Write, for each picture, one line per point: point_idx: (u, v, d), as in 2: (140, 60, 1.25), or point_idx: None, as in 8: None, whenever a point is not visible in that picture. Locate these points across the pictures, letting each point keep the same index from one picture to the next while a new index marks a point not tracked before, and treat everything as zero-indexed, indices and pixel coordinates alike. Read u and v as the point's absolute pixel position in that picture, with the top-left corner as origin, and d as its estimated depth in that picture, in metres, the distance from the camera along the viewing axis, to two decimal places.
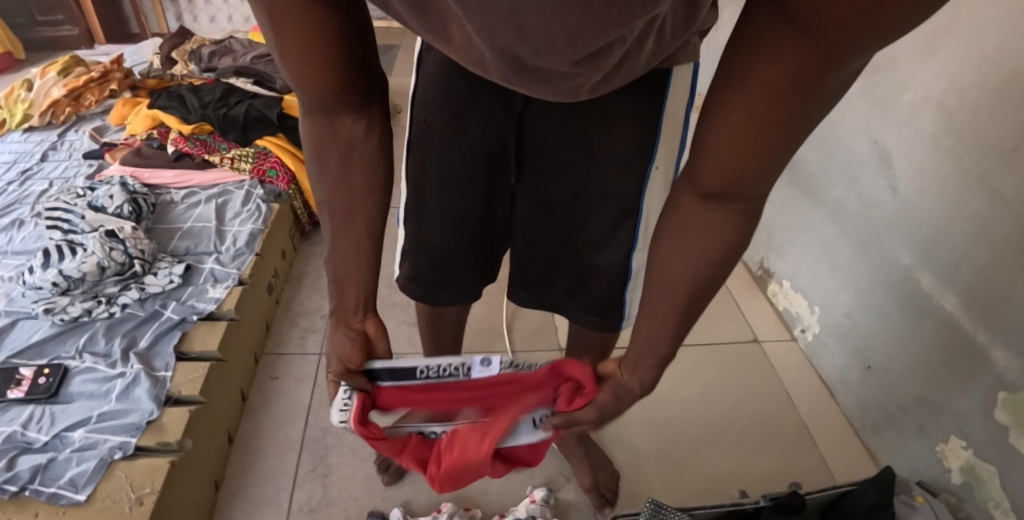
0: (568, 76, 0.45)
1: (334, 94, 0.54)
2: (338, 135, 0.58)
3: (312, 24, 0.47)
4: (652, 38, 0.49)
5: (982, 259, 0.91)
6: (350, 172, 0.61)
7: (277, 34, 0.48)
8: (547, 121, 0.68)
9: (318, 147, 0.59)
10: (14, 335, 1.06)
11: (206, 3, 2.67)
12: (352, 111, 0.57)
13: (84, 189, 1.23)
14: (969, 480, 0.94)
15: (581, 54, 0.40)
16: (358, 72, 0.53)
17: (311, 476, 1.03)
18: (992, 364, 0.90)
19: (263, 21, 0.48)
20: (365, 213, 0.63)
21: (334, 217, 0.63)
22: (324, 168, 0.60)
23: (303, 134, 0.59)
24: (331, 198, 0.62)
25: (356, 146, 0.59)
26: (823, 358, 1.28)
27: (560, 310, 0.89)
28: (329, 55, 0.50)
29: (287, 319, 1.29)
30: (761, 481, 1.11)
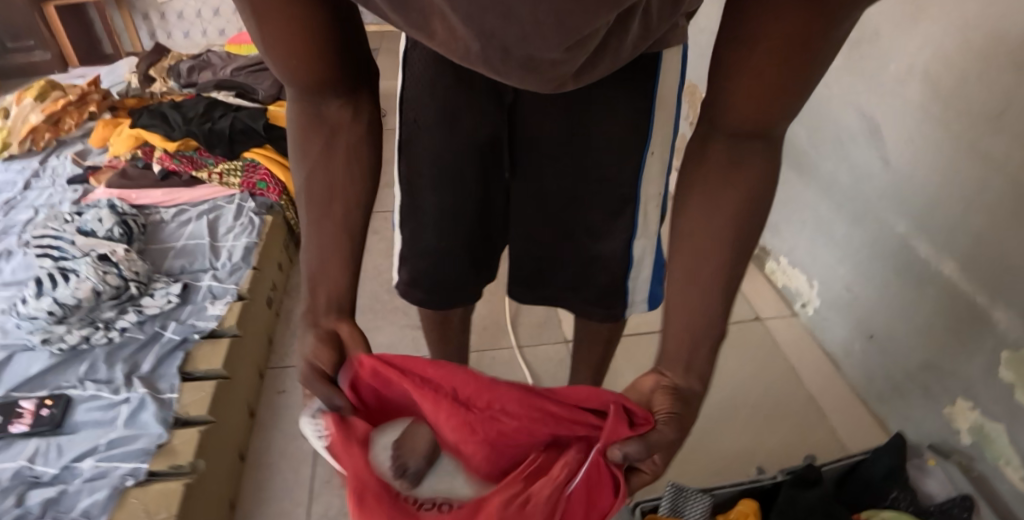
0: (555, 65, 0.43)
1: (319, 80, 0.51)
2: (327, 121, 0.55)
3: (297, 12, 0.44)
4: (636, 24, 0.48)
5: (977, 222, 0.92)
6: (333, 158, 0.56)
7: (261, 26, 0.45)
8: (540, 109, 0.67)
9: (305, 134, 0.55)
10: (12, 369, 1.03)
11: (180, 19, 2.64)
12: (340, 97, 0.54)
13: (71, 215, 1.21)
14: (978, 440, 0.96)
15: (573, 41, 0.38)
16: (345, 56, 0.51)
17: (327, 487, 1.02)
18: (994, 324, 0.91)
19: (245, 13, 0.45)
20: (345, 196, 0.57)
21: (313, 207, 0.56)
22: (306, 155, 0.56)
23: (289, 124, 0.56)
24: (312, 186, 0.56)
25: (343, 131, 0.55)
26: (825, 330, 1.29)
27: (563, 304, 0.89)
28: (316, 41, 0.47)
29: (288, 332, 1.28)
30: (775, 457, 1.12)
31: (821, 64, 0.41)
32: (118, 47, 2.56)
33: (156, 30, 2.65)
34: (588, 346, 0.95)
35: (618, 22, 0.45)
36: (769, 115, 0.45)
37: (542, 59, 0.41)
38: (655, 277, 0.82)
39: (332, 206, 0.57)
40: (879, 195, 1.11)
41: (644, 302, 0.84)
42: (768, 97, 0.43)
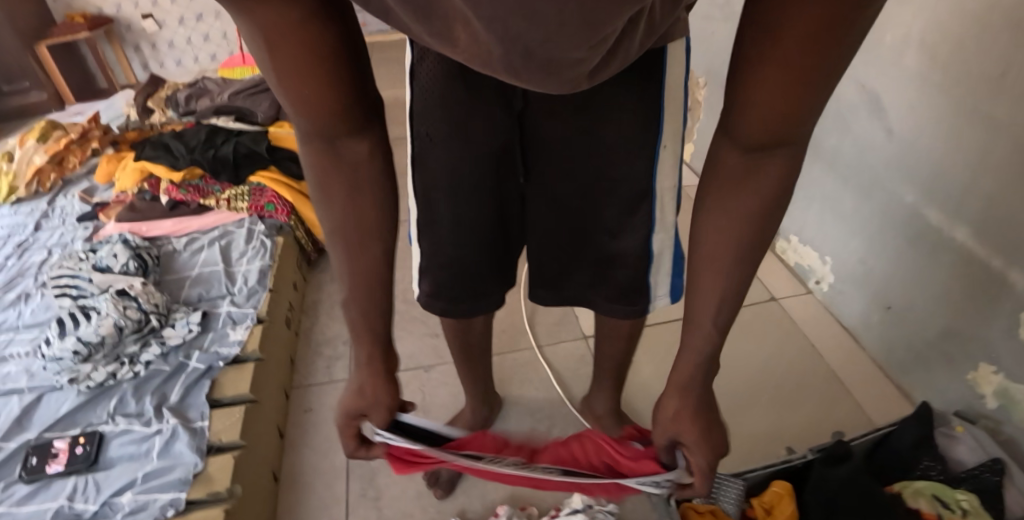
0: (574, 66, 0.43)
1: (337, 117, 0.52)
2: (345, 159, 0.56)
3: (308, 40, 0.45)
4: (644, 24, 0.49)
5: (986, 185, 0.93)
6: (359, 197, 0.59)
7: (274, 58, 0.46)
8: (549, 112, 0.69)
9: (325, 173, 0.57)
10: (42, 410, 1.04)
11: (170, 47, 2.64)
12: (355, 133, 0.55)
13: (86, 253, 1.22)
14: (1004, 403, 0.96)
15: (596, 37, 0.39)
16: (355, 93, 0.51)
17: (363, 501, 1.03)
18: (1012, 286, 0.92)
19: (258, 46, 0.45)
20: (377, 234, 0.61)
21: (351, 249, 0.61)
22: (329, 192, 0.58)
23: (305, 164, 0.57)
24: (340, 227, 0.59)
25: (363, 167, 0.57)
26: (842, 305, 1.30)
27: (586, 303, 0.89)
28: (329, 76, 0.48)
29: (309, 350, 1.29)
30: (803, 435, 1.12)
31: (838, 51, 0.41)
32: (112, 81, 2.57)
33: (148, 61, 2.65)
34: (611, 342, 0.96)
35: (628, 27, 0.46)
36: (788, 107, 0.45)
37: (561, 61, 0.41)
38: (675, 270, 0.83)
39: (361, 245, 0.61)
40: (884, 166, 1.11)
41: (667, 295, 0.85)
42: (785, 87, 0.44)
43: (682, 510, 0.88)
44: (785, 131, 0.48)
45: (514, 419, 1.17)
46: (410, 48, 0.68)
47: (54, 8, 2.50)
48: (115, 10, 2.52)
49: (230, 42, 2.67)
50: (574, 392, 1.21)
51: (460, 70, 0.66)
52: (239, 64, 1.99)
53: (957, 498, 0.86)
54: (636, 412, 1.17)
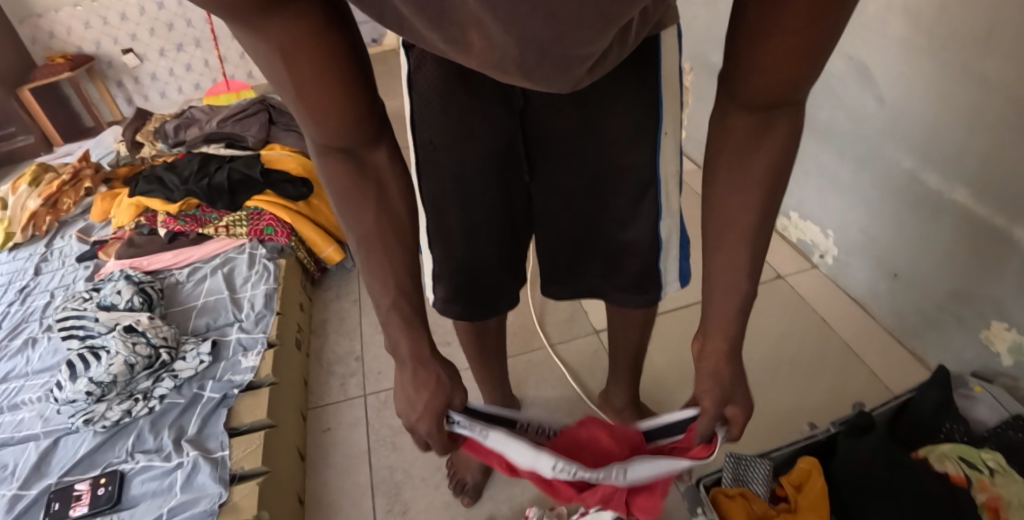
0: (580, 63, 0.47)
1: (354, 128, 0.54)
2: (365, 167, 0.58)
3: (321, 49, 0.48)
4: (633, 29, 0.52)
5: (982, 145, 0.93)
6: (387, 200, 0.61)
7: (292, 72, 0.48)
8: (550, 105, 0.69)
9: (346, 184, 0.58)
10: (59, 454, 1.03)
11: (153, 79, 2.63)
12: (370, 143, 0.57)
13: (89, 292, 1.21)
14: (1019, 359, 0.96)
15: (604, 33, 0.42)
16: (371, 97, 0.55)
17: (391, 516, 1.03)
18: (1017, 243, 0.92)
19: (275, 65, 0.48)
20: (395, 237, 0.62)
21: (381, 250, 0.62)
22: (348, 202, 0.59)
23: (325, 181, 0.59)
24: (372, 238, 0.61)
25: (384, 171, 0.60)
26: (848, 276, 1.30)
27: (600, 295, 0.90)
28: (343, 85, 0.51)
29: (322, 370, 1.29)
30: (822, 408, 1.13)
31: None
32: (97, 119, 2.56)
33: (132, 95, 2.64)
34: (625, 334, 0.96)
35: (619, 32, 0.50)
36: (790, 75, 0.48)
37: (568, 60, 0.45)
38: (683, 254, 0.82)
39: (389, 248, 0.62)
40: (877, 135, 1.12)
41: (677, 280, 0.84)
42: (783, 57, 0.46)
43: (713, 496, 0.87)
44: (779, 98, 0.50)
45: None
46: (404, 55, 0.67)
47: (33, 51, 2.48)
48: (94, 47, 2.50)
49: (212, 69, 2.66)
50: (590, 387, 1.21)
51: (458, 74, 0.66)
52: (224, 91, 1.98)
53: (983, 459, 0.86)
54: (655, 401, 1.17)
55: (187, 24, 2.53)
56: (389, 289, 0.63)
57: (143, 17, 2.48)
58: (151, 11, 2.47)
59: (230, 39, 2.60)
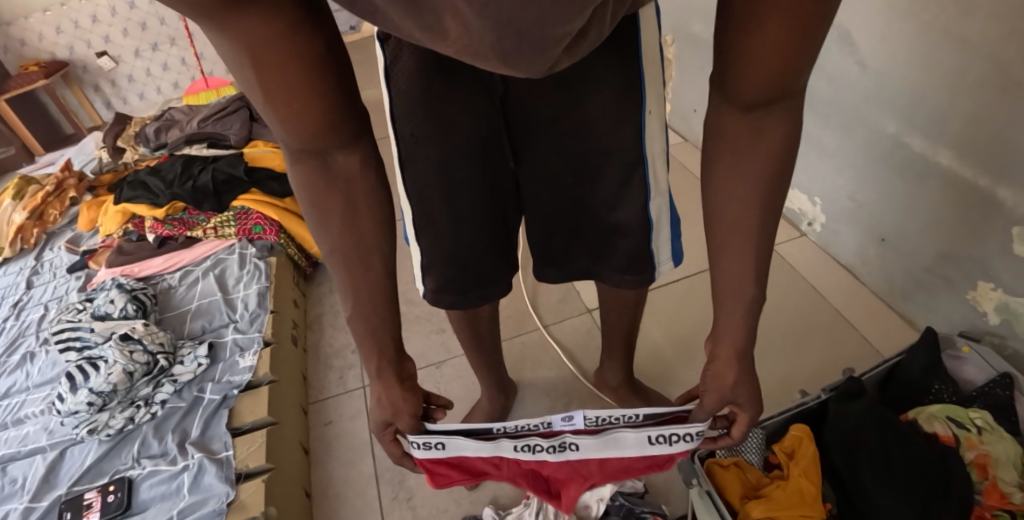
0: (560, 44, 0.50)
1: (325, 131, 0.55)
2: (338, 176, 0.60)
3: (294, 51, 0.48)
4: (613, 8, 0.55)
5: (966, 107, 0.93)
6: (358, 213, 0.62)
7: (259, 72, 0.49)
8: (527, 90, 0.69)
9: (319, 191, 0.60)
10: (67, 464, 1.05)
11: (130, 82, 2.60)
12: (343, 147, 0.58)
13: (83, 302, 1.22)
14: (1006, 317, 0.97)
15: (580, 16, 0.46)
16: (344, 100, 0.55)
17: (396, 503, 1.06)
18: (1002, 204, 0.93)
19: (244, 62, 0.48)
20: (377, 251, 0.64)
21: (352, 267, 0.64)
22: (319, 207, 0.61)
23: (296, 183, 0.60)
24: (338, 249, 0.63)
25: (356, 181, 0.61)
26: (837, 243, 1.31)
27: (594, 276, 0.87)
28: (314, 86, 0.51)
29: (320, 364, 1.30)
30: (813, 375, 1.14)
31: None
32: (77, 125, 2.54)
33: (111, 99, 2.60)
34: (616, 315, 0.97)
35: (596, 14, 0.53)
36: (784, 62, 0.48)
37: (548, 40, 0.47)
38: (675, 233, 0.81)
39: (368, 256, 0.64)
40: (864, 99, 1.12)
41: (670, 259, 0.82)
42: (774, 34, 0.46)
43: (709, 466, 0.90)
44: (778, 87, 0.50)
45: (531, 402, 1.19)
46: (381, 49, 0.68)
47: (6, 60, 2.44)
48: (68, 53, 2.46)
49: (190, 67, 2.62)
50: (585, 367, 1.23)
51: (435, 62, 0.67)
52: (202, 88, 1.95)
53: (971, 417, 0.88)
54: (651, 378, 1.18)
55: (161, 22, 2.48)
56: (369, 296, 0.65)
57: (116, 18, 2.43)
58: (123, 11, 2.42)
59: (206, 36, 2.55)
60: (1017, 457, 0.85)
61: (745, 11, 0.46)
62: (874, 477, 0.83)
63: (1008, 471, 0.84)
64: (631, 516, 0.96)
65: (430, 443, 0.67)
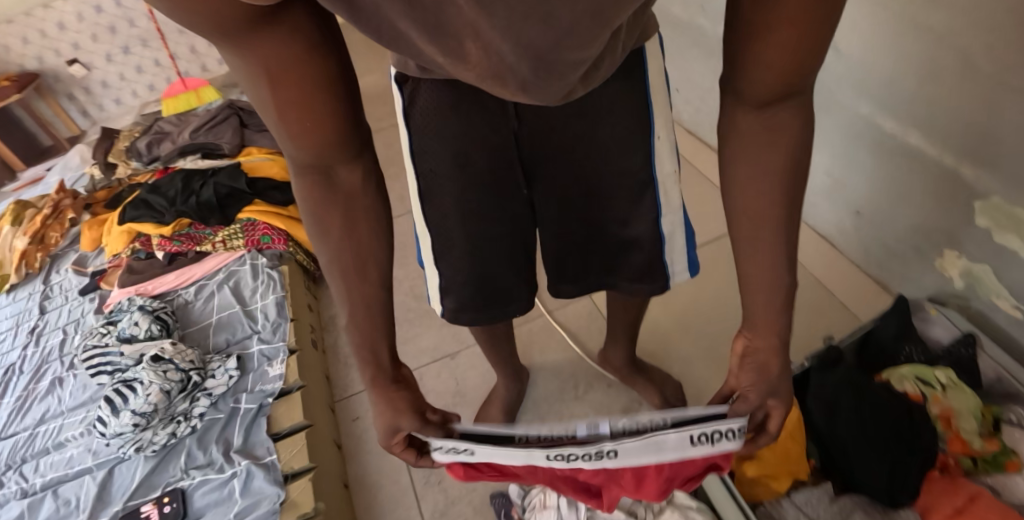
0: (573, 71, 0.56)
1: (332, 146, 0.55)
2: (338, 189, 0.60)
3: (309, 71, 0.48)
4: (622, 39, 0.62)
5: (930, 92, 1.01)
6: (356, 227, 0.62)
7: (275, 90, 0.48)
8: (539, 117, 0.72)
9: (318, 204, 0.60)
10: (118, 481, 1.11)
11: (104, 88, 2.55)
12: (347, 161, 0.58)
13: (106, 325, 1.26)
14: (970, 282, 1.09)
15: (596, 39, 0.51)
16: (352, 116, 0.55)
17: (429, 487, 1.14)
18: (965, 180, 1.02)
19: (259, 80, 0.48)
20: (375, 261, 0.64)
21: (347, 277, 0.63)
22: (315, 218, 0.60)
23: (298, 195, 0.59)
24: (335, 261, 0.63)
25: (357, 195, 0.61)
26: (816, 215, 1.41)
27: (611, 287, 0.95)
28: (327, 103, 0.51)
29: (341, 365, 1.37)
30: (800, 342, 1.26)
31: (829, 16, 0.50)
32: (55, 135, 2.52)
33: (87, 107, 2.57)
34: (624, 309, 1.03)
35: (608, 45, 0.60)
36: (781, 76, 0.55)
37: (560, 70, 0.54)
38: (689, 244, 0.87)
39: (383, 285, 0.65)
40: (838, 82, 1.19)
41: (685, 268, 0.89)
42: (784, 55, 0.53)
43: None
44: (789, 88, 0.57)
45: (543, 383, 1.28)
46: (397, 91, 0.71)
47: None
48: (38, 63, 2.41)
49: (164, 68, 2.59)
50: (590, 347, 1.32)
51: (452, 104, 0.70)
52: (181, 91, 1.92)
53: (936, 376, 0.99)
54: (652, 355, 1.28)
55: (130, 24, 2.44)
56: (370, 309, 0.65)
57: (83, 23, 2.37)
58: (90, 16, 2.36)
59: (178, 34, 2.53)
60: (977, 407, 0.96)
61: (752, 42, 0.54)
62: (852, 434, 0.93)
63: (968, 421, 0.95)
64: None
65: (457, 448, 0.63)
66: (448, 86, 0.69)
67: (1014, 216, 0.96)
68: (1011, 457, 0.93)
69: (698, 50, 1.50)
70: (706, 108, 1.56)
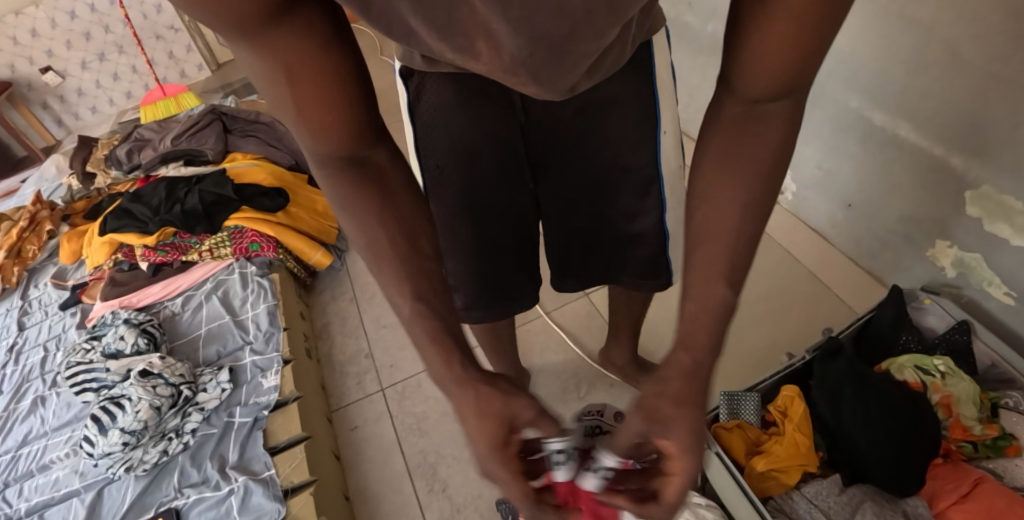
0: (582, 64, 0.54)
1: (358, 135, 0.52)
2: (373, 174, 0.56)
3: (328, 68, 0.46)
4: (632, 29, 0.61)
5: (920, 83, 1.03)
6: (398, 206, 0.58)
7: (294, 87, 0.46)
8: (547, 113, 0.71)
9: (351, 196, 0.55)
10: (108, 503, 1.07)
11: (78, 95, 2.48)
12: (367, 150, 0.54)
13: (90, 341, 1.22)
14: (962, 271, 1.11)
15: (608, 30, 0.49)
16: (370, 107, 0.52)
17: (433, 495, 1.11)
18: (956, 170, 1.04)
19: (277, 79, 0.46)
20: (423, 230, 0.60)
21: (401, 252, 0.58)
22: (354, 211, 0.56)
23: (324, 187, 0.56)
24: (380, 240, 0.57)
25: (391, 173, 0.57)
26: (808, 210, 1.42)
27: (614, 280, 0.94)
28: (346, 97, 0.49)
29: (336, 373, 1.34)
30: (799, 335, 1.27)
31: None
32: (30, 146, 2.38)
33: (62, 116, 2.49)
34: (627, 307, 1.02)
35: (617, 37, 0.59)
36: None
37: (572, 62, 0.52)
38: None
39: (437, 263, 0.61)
40: (827, 76, 1.21)
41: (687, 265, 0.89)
42: None
43: (715, 431, 0.99)
44: None
45: (544, 385, 1.27)
46: (402, 86, 0.69)
47: None
48: (9, 71, 2.33)
49: (142, 74, 2.54)
50: (590, 347, 1.31)
51: (458, 98, 0.69)
52: (160, 97, 1.88)
53: (935, 364, 1.00)
54: (652, 353, 1.28)
55: (106, 30, 2.39)
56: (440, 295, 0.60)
57: (56, 30, 2.31)
58: (63, 22, 2.31)
59: (155, 40, 2.50)
60: (975, 394, 0.97)
61: None
62: (858, 423, 0.93)
63: (968, 407, 0.97)
64: None
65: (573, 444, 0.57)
66: (455, 81, 0.68)
67: (1005, 204, 0.98)
68: (1010, 442, 0.95)
69: (687, 48, 1.51)
70: (695, 105, 1.58)
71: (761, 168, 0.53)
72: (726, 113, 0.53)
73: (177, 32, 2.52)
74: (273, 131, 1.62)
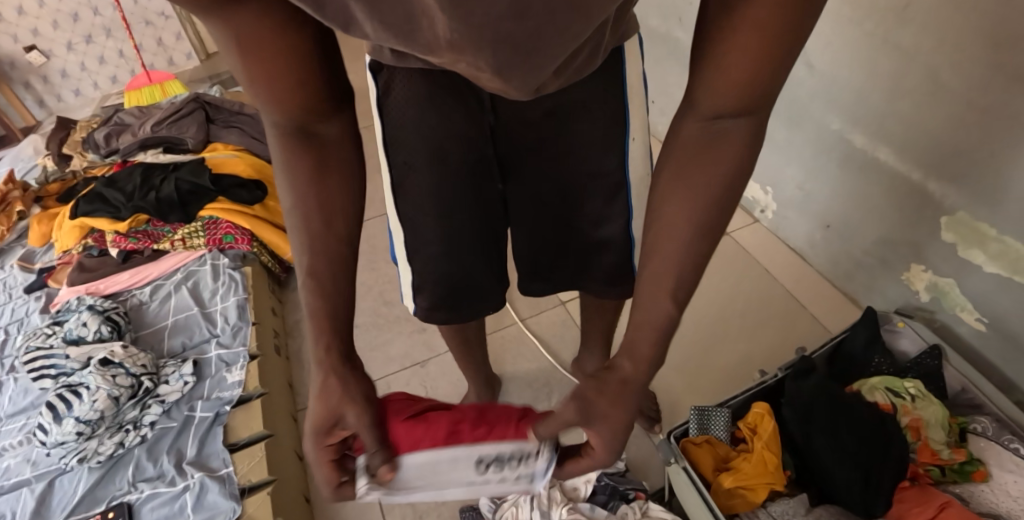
0: (548, 69, 0.52)
1: (310, 106, 0.52)
2: (320, 145, 0.55)
3: (290, 44, 0.45)
4: (605, 33, 0.60)
5: (901, 109, 1.03)
6: (324, 184, 0.56)
7: (243, 55, 0.45)
8: (518, 115, 0.70)
9: (289, 161, 0.54)
10: (58, 495, 1.03)
11: (63, 78, 2.46)
12: (323, 117, 0.54)
13: (52, 326, 1.20)
14: (935, 295, 1.11)
15: (572, 34, 0.47)
16: (325, 85, 0.51)
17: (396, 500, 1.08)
18: (933, 196, 1.04)
19: (229, 46, 0.45)
20: (343, 216, 0.58)
21: (309, 225, 0.56)
22: (299, 187, 0.55)
23: (271, 148, 0.55)
24: (300, 205, 0.56)
25: (336, 149, 0.56)
26: (787, 228, 1.42)
27: (579, 286, 0.93)
28: (306, 63, 0.48)
29: (305, 371, 1.31)
30: (772, 353, 1.26)
31: None
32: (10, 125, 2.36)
33: (44, 97, 2.47)
34: (600, 317, 1.01)
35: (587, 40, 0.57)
36: None
37: (537, 63, 0.49)
38: None
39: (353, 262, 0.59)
40: (811, 97, 1.20)
41: None
42: None
43: (684, 445, 0.97)
44: None
45: (515, 393, 1.25)
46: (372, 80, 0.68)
47: None
48: None
49: (128, 59, 2.52)
50: (563, 357, 1.30)
51: (426, 96, 0.67)
52: (146, 83, 1.85)
53: (906, 386, 1.00)
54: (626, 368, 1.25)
55: (94, 13, 2.37)
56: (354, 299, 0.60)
57: (43, 9, 2.28)
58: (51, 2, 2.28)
59: (145, 25, 2.48)
60: (944, 418, 0.97)
61: None
62: (829, 447, 0.92)
63: (937, 431, 0.96)
64: (617, 494, 1.00)
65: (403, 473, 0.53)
66: (424, 77, 0.66)
67: (980, 230, 0.98)
68: (977, 466, 0.94)
69: (675, 62, 1.51)
70: None
71: (728, 182, 0.52)
72: (684, 128, 0.52)
73: (168, 19, 2.50)
74: (256, 123, 1.60)
